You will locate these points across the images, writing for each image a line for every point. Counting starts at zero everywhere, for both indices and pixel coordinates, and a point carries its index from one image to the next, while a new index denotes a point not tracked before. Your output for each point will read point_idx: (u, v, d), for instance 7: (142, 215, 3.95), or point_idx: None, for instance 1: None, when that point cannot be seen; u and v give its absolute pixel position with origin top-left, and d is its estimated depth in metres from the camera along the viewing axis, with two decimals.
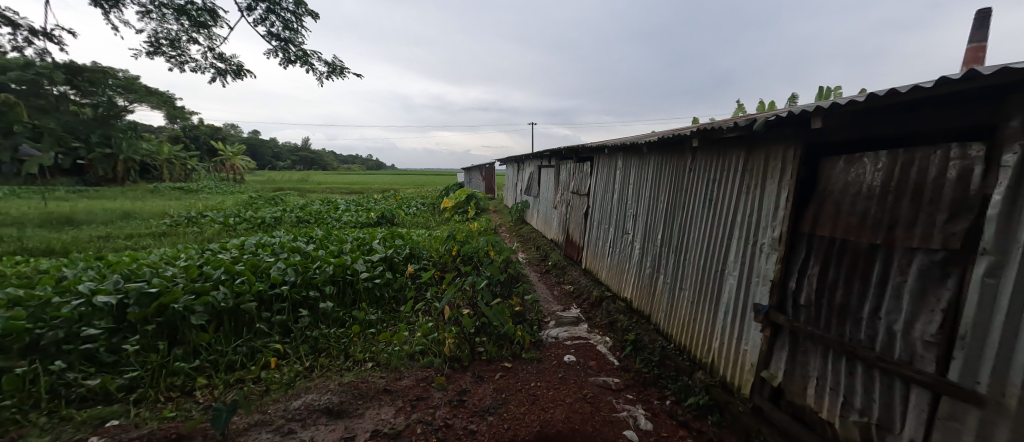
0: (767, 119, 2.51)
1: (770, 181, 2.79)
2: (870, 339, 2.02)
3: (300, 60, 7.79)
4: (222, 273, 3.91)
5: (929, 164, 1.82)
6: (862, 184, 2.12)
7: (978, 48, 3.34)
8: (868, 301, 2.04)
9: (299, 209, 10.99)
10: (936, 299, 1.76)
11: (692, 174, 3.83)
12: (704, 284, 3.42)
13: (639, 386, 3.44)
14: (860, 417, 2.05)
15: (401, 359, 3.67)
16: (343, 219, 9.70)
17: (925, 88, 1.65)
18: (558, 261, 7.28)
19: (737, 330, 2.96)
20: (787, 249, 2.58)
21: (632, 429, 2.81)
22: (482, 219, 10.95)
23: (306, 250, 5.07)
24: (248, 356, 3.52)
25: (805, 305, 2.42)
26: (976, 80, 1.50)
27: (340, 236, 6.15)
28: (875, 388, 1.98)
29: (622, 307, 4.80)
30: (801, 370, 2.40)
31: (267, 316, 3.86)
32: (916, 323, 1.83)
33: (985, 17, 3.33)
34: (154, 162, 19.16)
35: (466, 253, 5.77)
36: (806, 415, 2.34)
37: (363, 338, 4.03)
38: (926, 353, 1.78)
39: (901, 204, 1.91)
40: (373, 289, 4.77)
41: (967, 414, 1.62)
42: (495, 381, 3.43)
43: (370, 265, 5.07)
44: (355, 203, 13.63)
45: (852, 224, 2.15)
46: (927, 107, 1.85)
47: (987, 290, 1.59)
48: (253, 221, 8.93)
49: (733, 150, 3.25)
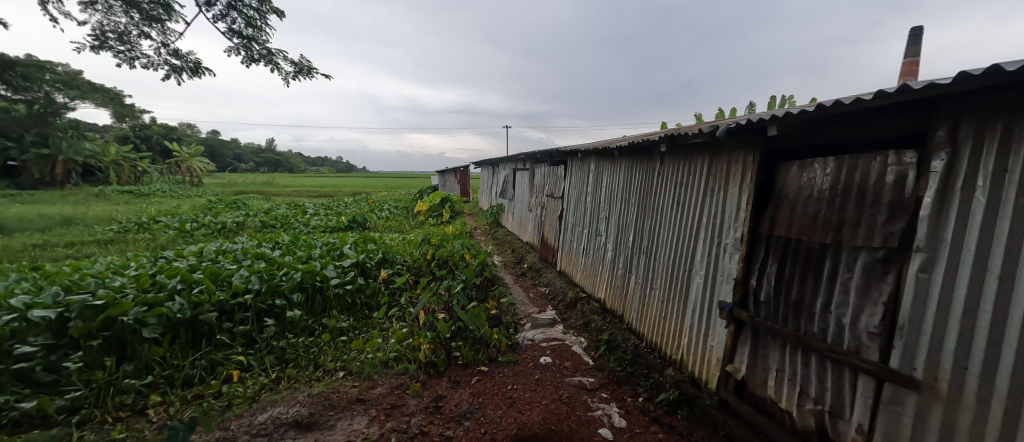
0: (728, 126, 2.65)
1: (732, 184, 2.94)
2: (822, 331, 2.17)
3: (264, 58, 7.48)
4: (177, 283, 3.68)
5: (871, 170, 1.98)
6: (813, 188, 2.28)
7: (911, 63, 3.69)
8: (821, 296, 2.19)
9: (264, 213, 10.53)
10: (878, 293, 1.92)
11: (661, 178, 3.97)
12: (674, 283, 3.55)
13: (612, 384, 3.51)
14: (814, 405, 2.19)
15: (374, 366, 3.58)
16: (311, 223, 9.37)
17: (866, 99, 1.80)
18: (533, 264, 7.34)
19: (704, 327, 3.08)
20: (748, 248, 2.73)
21: (607, 427, 2.87)
22: (457, 222, 10.87)
23: (272, 257, 4.85)
24: (208, 370, 3.34)
25: (765, 301, 2.56)
26: (909, 93, 1.65)
27: (308, 242, 5.93)
28: (828, 377, 2.13)
29: (596, 308, 4.91)
30: (762, 363, 2.54)
31: (229, 327, 3.67)
32: (862, 315, 1.98)
33: (917, 35, 3.68)
34: (98, 164, 17.76)
35: (442, 257, 5.70)
36: (767, 405, 2.48)
37: (333, 347, 3.90)
38: (871, 344, 1.93)
39: (848, 205, 2.07)
40: (344, 296, 4.64)
41: (906, 398, 1.77)
42: (471, 385, 3.41)
43: (341, 270, 4.92)
44: (324, 206, 13.19)
45: (805, 224, 2.31)
46: (867, 117, 2.02)
47: (921, 283, 1.74)
48: (213, 226, 8.45)
49: (698, 155, 3.41)
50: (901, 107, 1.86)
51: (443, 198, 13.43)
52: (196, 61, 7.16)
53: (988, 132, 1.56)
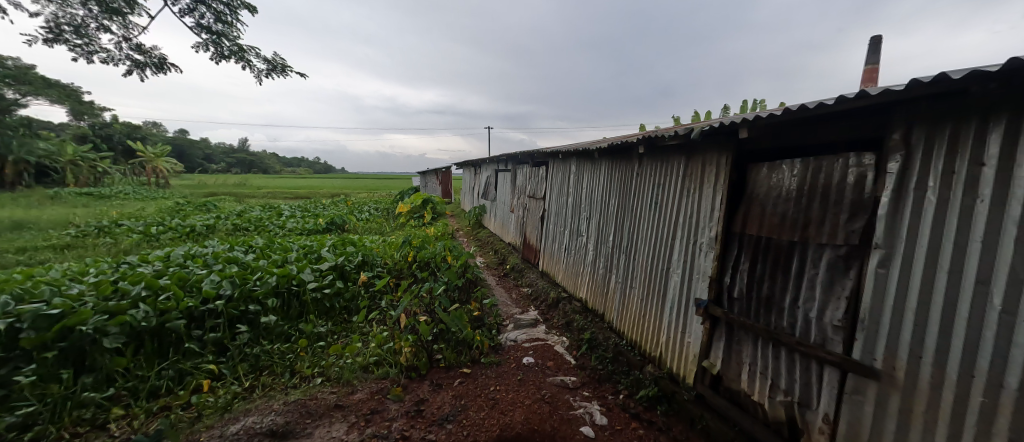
0: (702, 128, 2.74)
1: (706, 185, 3.04)
2: (791, 326, 2.26)
3: (235, 55, 7.23)
4: (142, 289, 3.50)
5: (834, 171, 2.08)
6: (782, 188, 2.38)
7: (871, 70, 3.90)
8: (789, 291, 2.29)
9: (236, 215, 10.15)
10: (841, 288, 2.02)
11: (639, 179, 4.06)
12: (652, 281, 3.63)
13: (594, 382, 3.56)
14: (785, 397, 2.28)
15: (354, 371, 3.51)
16: (287, 226, 9.10)
17: (829, 104, 1.89)
18: (516, 265, 7.35)
19: (681, 324, 3.17)
20: (722, 247, 2.82)
21: (588, 425, 2.90)
22: (439, 223, 10.77)
23: (245, 261, 4.68)
24: (176, 380, 3.19)
25: (738, 297, 2.65)
26: (867, 99, 1.74)
27: (284, 245, 5.75)
28: (796, 369, 2.22)
29: (577, 307, 4.97)
30: (736, 357, 2.63)
31: (198, 334, 3.51)
32: (827, 310, 2.08)
33: (877, 44, 3.89)
34: (53, 165, 16.70)
35: (423, 259, 5.63)
36: (741, 398, 2.57)
37: (311, 353, 3.80)
38: (836, 336, 2.03)
39: (813, 205, 2.17)
40: (322, 301, 4.52)
41: (867, 387, 1.87)
42: (453, 388, 3.39)
43: (318, 274, 4.80)
44: (301, 208, 12.82)
45: (774, 223, 2.41)
46: (830, 121, 2.12)
47: (880, 278, 1.84)
48: (181, 229, 8.08)
49: (674, 156, 3.50)
50: (861, 112, 1.96)
51: (424, 200, 13.29)
52: (162, 57, 6.85)
53: (937, 136, 1.66)
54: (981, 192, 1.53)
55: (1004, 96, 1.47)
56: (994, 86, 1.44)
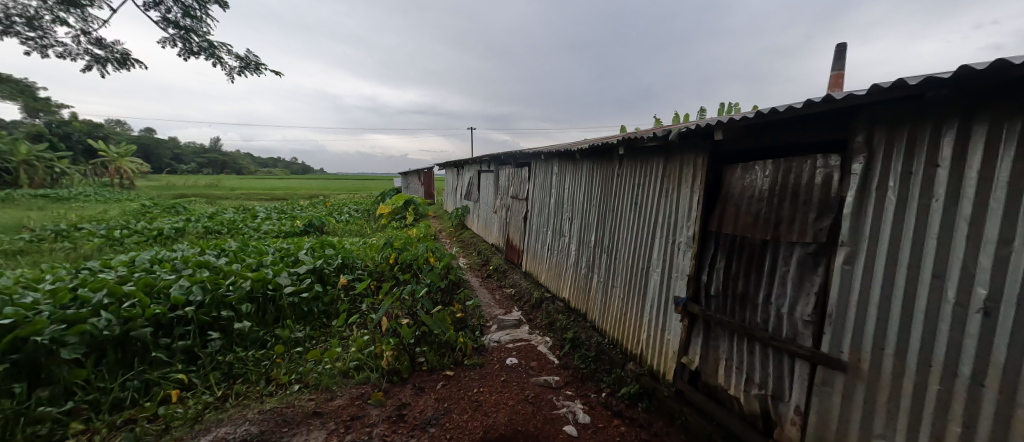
0: (679, 130, 2.80)
1: (684, 186, 3.11)
2: (764, 321, 2.34)
3: (205, 52, 6.96)
4: (104, 297, 3.31)
5: (803, 172, 2.17)
6: (755, 189, 2.47)
7: (838, 75, 4.08)
8: (762, 288, 2.37)
9: (207, 218, 9.75)
10: (810, 284, 2.11)
11: (620, 180, 4.13)
12: (633, 280, 3.69)
13: (577, 382, 3.58)
14: (759, 390, 2.35)
15: (333, 377, 3.42)
16: (262, 228, 8.81)
17: (797, 108, 1.97)
18: (499, 265, 7.34)
19: (662, 322, 3.23)
20: (699, 245, 2.90)
21: (571, 424, 2.92)
22: (421, 225, 10.65)
23: (216, 265, 4.50)
24: (141, 391, 3.04)
25: (714, 294, 2.73)
26: (832, 103, 1.83)
27: (259, 248, 5.56)
28: (769, 363, 2.30)
29: (560, 307, 5.00)
30: (713, 353, 2.70)
31: (166, 343, 3.35)
32: (797, 305, 2.16)
33: (842, 51, 4.08)
34: (5, 164, 15.65)
35: (405, 261, 5.55)
36: (719, 393, 2.64)
37: (287, 359, 3.69)
38: (806, 331, 2.11)
39: (784, 204, 2.26)
40: (300, 305, 4.40)
41: (835, 378, 1.95)
42: (436, 391, 3.35)
43: (295, 277, 4.67)
44: (277, 210, 12.45)
45: (748, 223, 2.49)
46: (798, 124, 2.21)
47: (846, 275, 1.93)
48: (147, 233, 7.69)
49: (653, 157, 3.57)
50: (826, 115, 2.05)
51: (406, 201, 13.11)
52: (124, 52, 6.52)
53: (897, 138, 1.75)
54: (935, 191, 1.62)
55: (955, 102, 1.56)
56: (947, 92, 1.53)
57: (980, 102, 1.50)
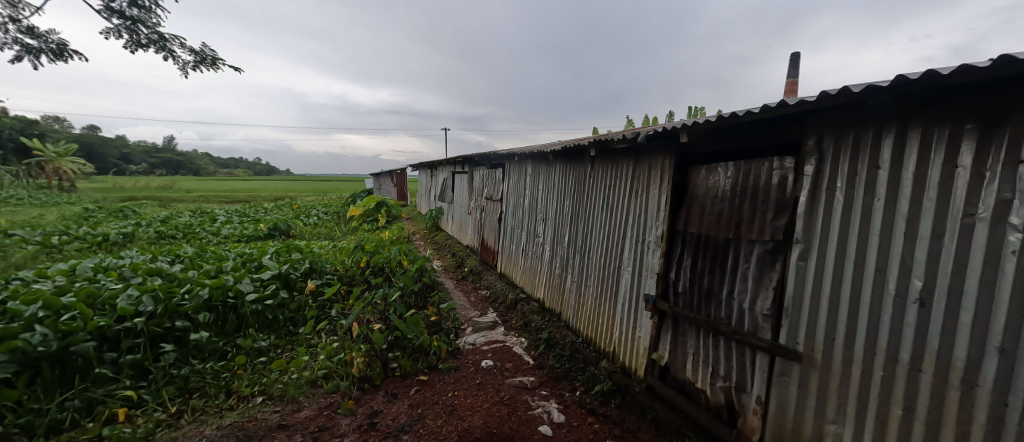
0: (647, 133, 2.88)
1: (653, 187, 3.20)
2: (728, 316, 2.45)
3: (155, 45, 6.53)
4: (38, 310, 3.02)
5: (761, 174, 2.28)
6: (718, 189, 2.57)
7: (792, 83, 4.34)
8: (726, 284, 2.47)
9: (160, 222, 9.12)
10: (769, 279, 2.22)
11: (592, 181, 4.20)
12: (606, 279, 3.76)
13: (552, 381, 3.61)
14: (724, 382, 2.45)
15: (300, 387, 3.28)
16: (222, 231, 8.35)
17: (755, 112, 2.08)
18: (474, 267, 7.30)
19: (633, 319, 3.31)
20: (667, 244, 2.99)
21: (546, 424, 2.94)
22: (393, 227, 10.42)
23: (170, 272, 4.21)
24: (83, 411, 2.79)
25: (682, 291, 2.82)
26: (786, 108, 1.93)
27: (218, 253, 5.26)
28: (733, 356, 2.40)
29: (535, 307, 5.04)
30: (681, 348, 2.79)
31: (113, 357, 3.09)
32: (757, 300, 2.27)
33: (795, 60, 4.35)
34: None
35: (377, 264, 5.40)
36: (686, 386, 2.74)
37: (250, 370, 3.50)
38: (765, 324, 2.22)
39: (745, 204, 2.37)
40: (264, 313, 4.20)
41: (792, 368, 2.07)
42: (410, 397, 3.27)
43: (259, 284, 4.44)
44: (239, 213, 11.83)
45: (712, 222, 2.59)
46: (756, 128, 2.32)
47: (800, 270, 2.05)
48: (90, 239, 7.10)
49: (623, 159, 3.65)
50: (781, 120, 2.17)
51: (378, 203, 12.79)
52: (61, 42, 6.02)
53: (843, 142, 1.88)
54: (877, 191, 1.74)
55: (893, 109, 1.68)
56: (887, 99, 1.65)
57: (914, 109, 1.63)
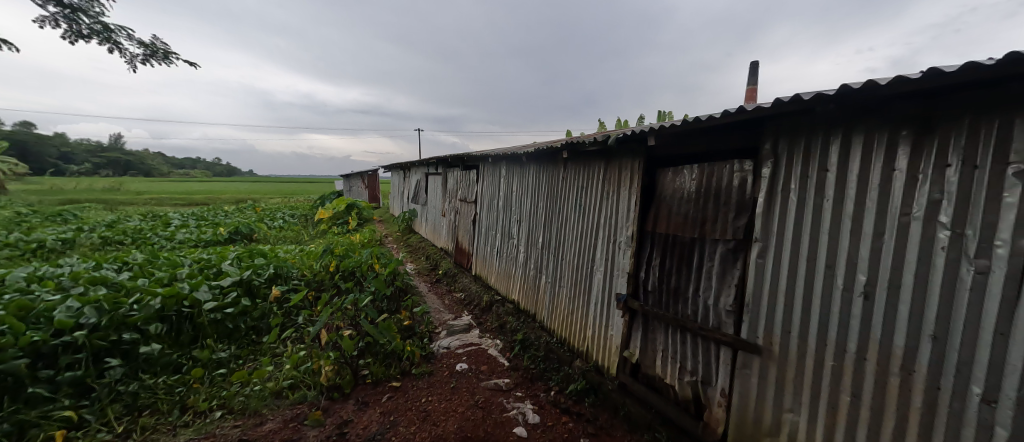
0: (617, 136, 2.95)
1: (623, 189, 3.29)
2: (694, 313, 2.54)
3: (98, 36, 6.06)
4: None
5: (724, 176, 2.39)
6: (684, 191, 2.67)
7: (752, 90, 4.58)
8: (692, 282, 2.57)
9: (105, 227, 8.44)
10: (731, 277, 2.33)
11: (565, 183, 4.26)
12: (579, 279, 3.81)
13: (526, 382, 3.62)
14: (691, 377, 2.54)
15: (263, 399, 3.12)
16: (177, 236, 7.84)
17: (717, 117, 2.17)
18: (449, 269, 7.22)
19: (605, 318, 3.38)
20: (637, 244, 3.07)
21: (521, 425, 2.94)
22: (365, 230, 10.15)
23: (116, 281, 3.90)
24: (13, 436, 2.52)
25: (651, 290, 2.91)
26: (744, 113, 2.03)
27: (172, 259, 4.93)
28: (699, 351, 2.49)
29: (510, 309, 5.04)
30: (651, 345, 2.87)
31: (49, 375, 2.82)
32: (721, 297, 2.38)
33: (754, 68, 4.59)
34: None
35: (347, 268, 5.23)
36: (656, 382, 2.82)
37: (207, 383, 3.29)
38: (728, 319, 2.32)
39: (709, 205, 2.47)
40: (223, 322, 3.97)
41: (752, 361, 2.17)
42: (382, 404, 3.19)
43: (217, 291, 4.19)
44: (196, 216, 11.14)
45: (679, 222, 2.69)
46: (719, 132, 2.43)
47: (759, 267, 2.16)
48: (22, 245, 6.46)
49: (594, 161, 3.72)
50: (741, 125, 2.28)
51: (348, 205, 12.41)
52: None
53: (796, 146, 1.99)
54: (826, 192, 1.86)
55: (839, 115, 1.81)
56: (833, 106, 1.77)
57: (857, 116, 1.75)
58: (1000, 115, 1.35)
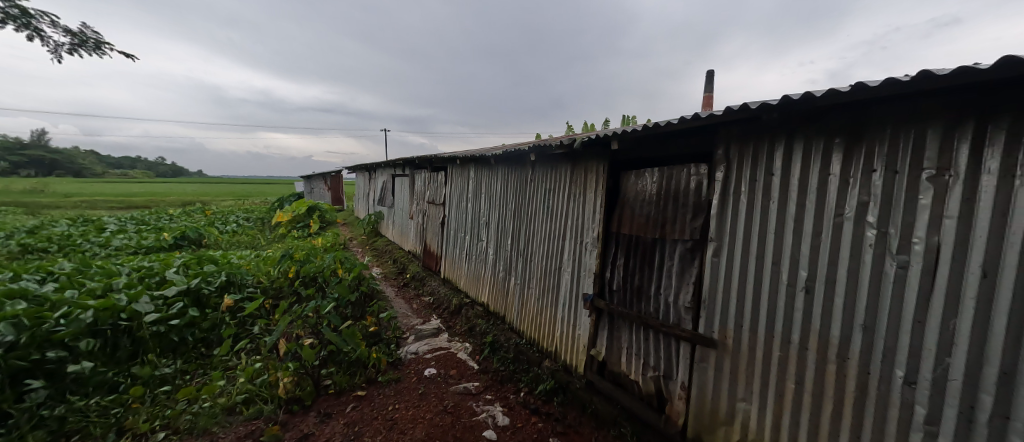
0: (582, 139, 3.03)
1: (589, 191, 3.37)
2: (656, 310, 2.65)
3: (18, 23, 5.46)
4: None
5: (682, 179, 2.51)
6: (646, 193, 2.78)
7: (708, 97, 4.85)
8: (654, 281, 2.67)
9: (24, 233, 7.55)
10: (689, 275, 2.45)
11: (532, 185, 4.30)
12: (547, 280, 3.86)
13: (496, 384, 3.61)
14: (654, 372, 2.64)
15: (213, 417, 2.90)
16: (113, 243, 7.16)
17: (674, 123, 2.28)
18: (416, 273, 7.07)
19: (572, 318, 3.45)
20: (602, 245, 3.16)
21: (490, 428, 2.93)
22: (327, 233, 9.75)
23: (38, 293, 3.50)
24: None
25: (616, 289, 3.00)
26: (699, 120, 2.15)
27: (107, 267, 4.49)
28: (661, 348, 2.60)
29: (479, 312, 5.02)
30: (617, 343, 2.96)
31: None
32: (679, 294, 2.49)
33: (710, 77, 4.86)
34: None
35: (308, 274, 5.00)
36: (622, 378, 2.91)
37: (149, 402, 3.02)
38: (686, 316, 2.44)
39: (669, 206, 2.59)
40: (168, 335, 3.66)
41: (709, 355, 2.30)
42: (345, 415, 3.06)
43: (160, 302, 3.86)
44: (135, 220, 10.22)
45: (642, 223, 2.80)
46: (677, 137, 2.54)
47: (714, 265, 2.29)
48: None
49: (561, 164, 3.78)
50: (696, 131, 2.40)
51: (309, 207, 11.86)
52: None
53: (746, 151, 2.13)
54: (772, 195, 2.01)
55: (782, 124, 1.95)
56: (777, 115, 1.91)
57: (797, 124, 1.90)
58: (915, 126, 1.51)
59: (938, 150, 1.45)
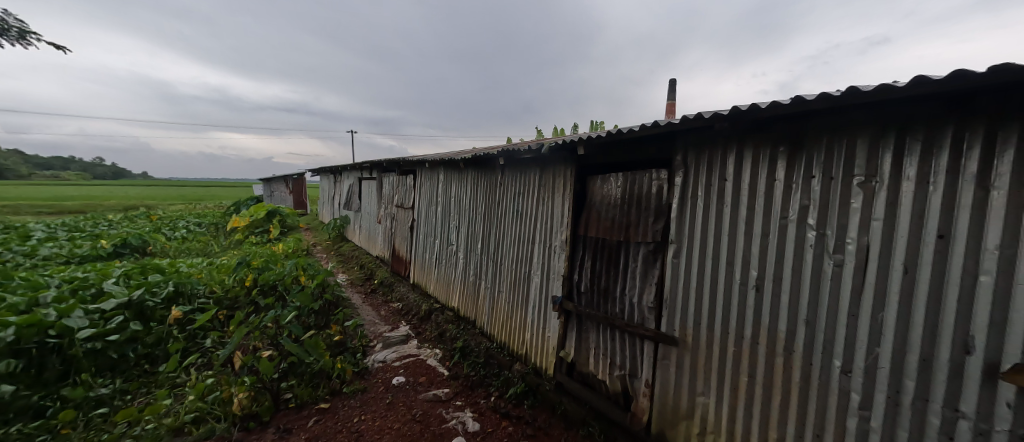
0: (550, 144, 3.08)
1: (557, 195, 3.43)
2: (621, 311, 2.73)
3: None
4: None
5: (644, 183, 2.61)
6: (611, 197, 2.87)
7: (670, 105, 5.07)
8: (619, 282, 2.75)
9: None
10: (651, 276, 2.54)
11: (502, 189, 4.31)
12: (517, 283, 3.88)
13: (466, 390, 3.57)
14: (620, 371, 2.71)
15: (158, 439, 2.67)
16: (40, 252, 6.47)
17: (636, 130, 2.37)
18: (385, 279, 6.89)
19: (541, 320, 3.49)
20: (570, 248, 3.23)
21: (460, 434, 2.90)
22: (289, 239, 9.29)
23: None
24: None
25: (584, 291, 3.07)
26: (658, 127, 2.25)
27: (31, 280, 4.05)
28: (626, 347, 2.68)
29: (450, 317, 4.96)
30: (585, 344, 3.02)
31: None
32: (643, 295, 2.59)
33: (671, 86, 5.10)
34: None
35: (267, 282, 4.75)
36: (590, 378, 2.97)
37: (82, 427, 2.74)
38: (650, 315, 2.53)
39: (632, 210, 2.68)
40: (105, 352, 3.35)
41: (671, 352, 2.39)
42: (308, 429, 2.93)
43: (96, 316, 3.53)
44: (68, 227, 9.29)
45: (608, 226, 2.88)
46: (639, 143, 2.64)
47: (675, 266, 2.40)
48: None
49: (530, 168, 3.82)
50: (657, 137, 2.50)
51: (269, 212, 11.27)
52: None
53: (702, 158, 2.24)
54: (725, 199, 2.13)
55: (733, 133, 2.08)
56: (728, 124, 2.03)
57: (747, 133, 2.03)
58: (847, 136, 1.65)
59: (866, 158, 1.60)
